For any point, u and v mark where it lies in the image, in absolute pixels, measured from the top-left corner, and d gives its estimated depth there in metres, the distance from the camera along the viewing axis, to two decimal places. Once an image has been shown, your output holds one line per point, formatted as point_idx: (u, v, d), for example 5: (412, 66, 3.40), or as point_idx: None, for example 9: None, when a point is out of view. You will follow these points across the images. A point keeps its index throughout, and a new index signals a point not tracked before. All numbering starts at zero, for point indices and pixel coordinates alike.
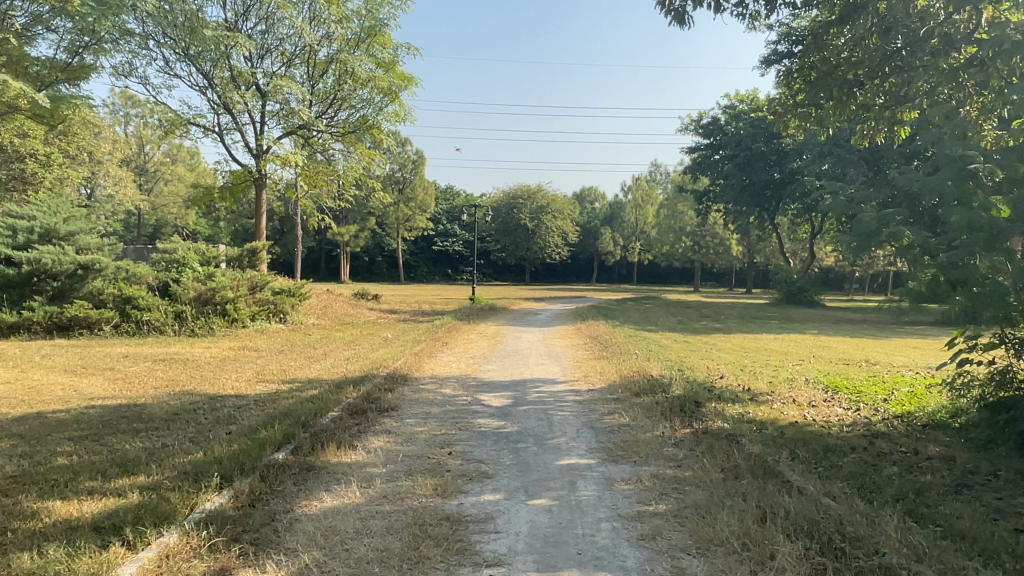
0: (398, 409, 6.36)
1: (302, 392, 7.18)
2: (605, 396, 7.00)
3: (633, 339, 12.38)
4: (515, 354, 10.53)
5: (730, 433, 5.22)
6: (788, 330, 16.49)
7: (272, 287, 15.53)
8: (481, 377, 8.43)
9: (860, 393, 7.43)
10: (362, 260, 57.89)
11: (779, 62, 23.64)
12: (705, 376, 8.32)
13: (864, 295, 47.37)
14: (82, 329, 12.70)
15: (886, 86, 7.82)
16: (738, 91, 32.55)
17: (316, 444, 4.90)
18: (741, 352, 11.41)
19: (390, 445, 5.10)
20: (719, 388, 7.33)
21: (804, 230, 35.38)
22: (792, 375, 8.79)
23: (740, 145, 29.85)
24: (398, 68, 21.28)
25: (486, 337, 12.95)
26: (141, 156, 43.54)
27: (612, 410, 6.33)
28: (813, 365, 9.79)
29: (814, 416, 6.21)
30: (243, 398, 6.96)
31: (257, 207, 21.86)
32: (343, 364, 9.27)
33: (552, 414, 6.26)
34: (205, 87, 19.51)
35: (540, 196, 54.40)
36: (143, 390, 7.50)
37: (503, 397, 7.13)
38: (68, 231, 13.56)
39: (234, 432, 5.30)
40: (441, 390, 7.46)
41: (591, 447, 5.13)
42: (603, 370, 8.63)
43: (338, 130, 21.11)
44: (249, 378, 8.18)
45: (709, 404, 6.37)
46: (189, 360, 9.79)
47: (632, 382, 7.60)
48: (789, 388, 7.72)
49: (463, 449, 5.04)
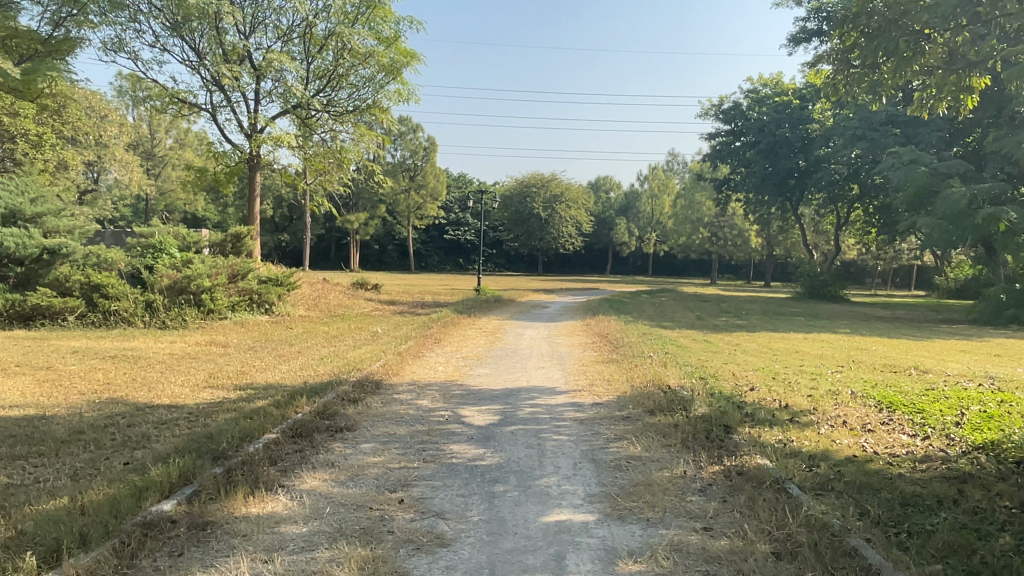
0: (355, 430, 5.13)
1: (250, 402, 5.99)
2: (612, 414, 5.75)
3: (647, 337, 11.12)
4: (513, 355, 9.30)
5: (775, 476, 3.94)
6: (816, 329, 15.12)
7: (257, 276, 14.40)
8: (468, 384, 7.19)
9: (923, 414, 6.12)
10: (371, 248, 56.87)
11: (808, 41, 22.12)
12: (730, 387, 7.04)
13: (888, 290, 45.56)
14: (44, 320, 11.60)
15: (964, 33, 6.32)
16: (761, 75, 30.99)
17: (224, 486, 3.69)
18: (769, 355, 10.09)
19: (327, 486, 3.88)
20: (752, 405, 6.07)
21: (828, 221, 33.85)
22: (834, 386, 7.48)
23: (762, 130, 28.35)
24: (401, 43, 19.97)
25: (485, 334, 11.68)
26: (149, 141, 42.72)
27: (619, 435, 5.07)
28: (856, 373, 8.48)
29: (874, 447, 4.97)
30: (178, 410, 5.80)
31: (251, 190, 20.67)
32: (314, 365, 8.08)
33: (546, 439, 5.02)
34: (196, 62, 18.39)
35: (555, 184, 52.92)
36: (63, 397, 6.32)
37: (488, 412, 5.88)
38: (35, 212, 12.50)
39: (130, 465, 4.13)
40: (416, 402, 6.22)
41: (591, 491, 3.88)
42: (612, 378, 7.37)
43: (337, 110, 19.86)
44: (196, 383, 6.98)
45: (741, 428, 5.09)
46: (142, 358, 8.61)
47: (645, 394, 6.36)
48: (835, 405, 6.43)
49: (420, 494, 3.80)
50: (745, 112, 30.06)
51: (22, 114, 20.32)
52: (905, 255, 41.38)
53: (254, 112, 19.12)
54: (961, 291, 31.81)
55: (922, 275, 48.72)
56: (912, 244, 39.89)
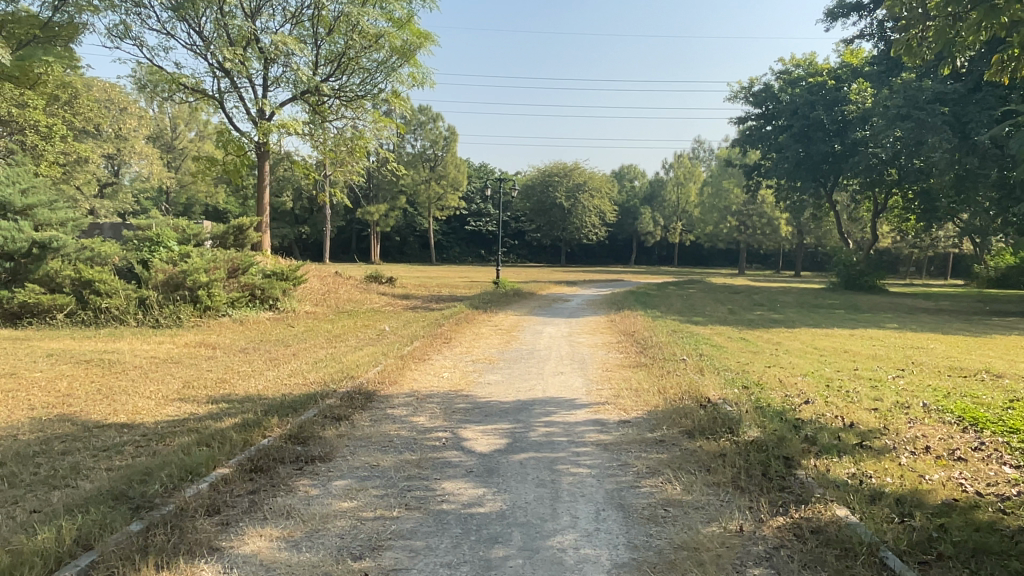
0: (329, 460, 4.23)
1: (218, 421, 5.12)
2: (642, 437, 4.78)
3: (678, 336, 10.08)
4: (529, 358, 8.35)
5: (866, 540, 2.96)
6: (860, 324, 13.91)
7: (260, 270, 13.60)
8: (474, 395, 6.27)
9: (1020, 435, 5.08)
10: (392, 240, 56.23)
11: (847, 16, 20.80)
12: (780, 399, 6.03)
13: (924, 279, 43.77)
14: (32, 319, 10.90)
15: None
16: (793, 55, 29.49)
17: (132, 555, 2.80)
18: (816, 356, 9.03)
19: (273, 551, 2.97)
20: (810, 424, 5.09)
21: (864, 209, 32.35)
22: (901, 397, 6.43)
23: (795, 113, 26.99)
24: (414, 24, 18.85)
25: (500, 333, 10.73)
26: (170, 133, 42.35)
27: (652, 468, 4.11)
28: (922, 379, 7.40)
29: (974, 485, 3.99)
30: (133, 432, 4.94)
31: (261, 180, 19.85)
32: (304, 371, 7.20)
33: (563, 473, 4.06)
34: (201, 46, 17.63)
35: (577, 173, 51.67)
36: (7, 411, 5.49)
37: (494, 434, 4.93)
38: (26, 204, 11.78)
39: (31, 516, 3.25)
40: (412, 420, 5.29)
41: (618, 559, 2.93)
42: (641, 387, 6.38)
43: (348, 96, 18.89)
44: (166, 395, 6.13)
45: (804, 460, 4.09)
46: (118, 362, 7.79)
47: (681, 411, 5.38)
48: (909, 423, 5.40)
49: (391, 565, 2.87)
50: (777, 94, 28.70)
51: (30, 104, 19.80)
52: (942, 244, 39.76)
53: (262, 98, 18.32)
54: (1003, 281, 30.31)
55: (958, 265, 46.95)
56: (949, 232, 38.26)
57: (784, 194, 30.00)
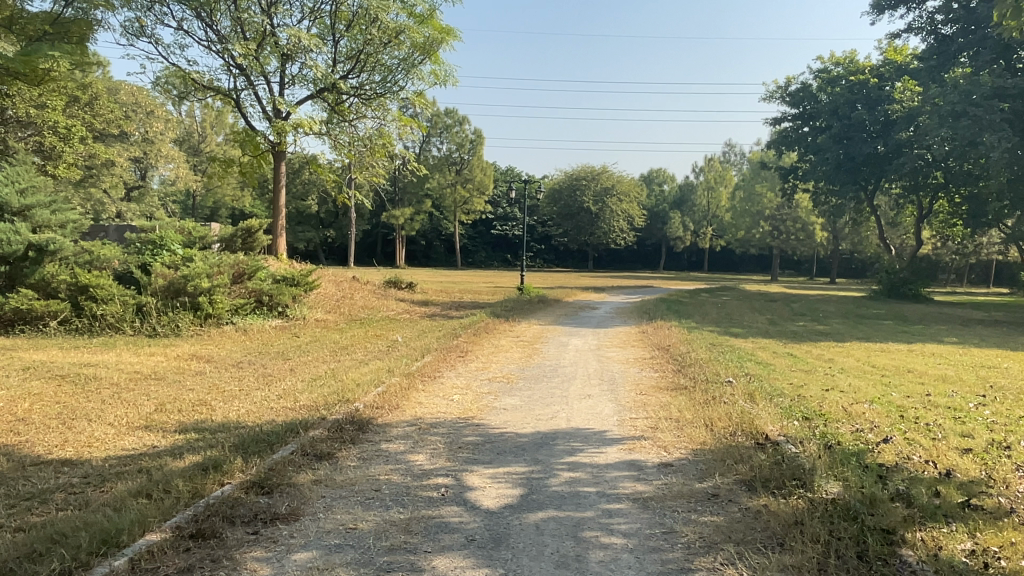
0: (294, 521, 3.35)
1: (176, 459, 4.28)
2: (692, 490, 3.83)
3: (717, 351, 9.08)
4: (552, 376, 7.45)
5: None
6: (915, 338, 12.72)
7: (270, 274, 12.87)
8: (487, 424, 5.36)
9: None
10: (418, 244, 55.62)
11: (895, 8, 19.62)
12: (851, 435, 5.02)
13: (968, 288, 41.91)
14: (24, 325, 10.30)
15: None
16: (832, 53, 28.20)
17: None
18: (877, 376, 7.97)
19: None
20: (902, 475, 4.07)
21: (906, 213, 30.85)
22: (995, 433, 5.39)
23: (835, 113, 25.66)
24: (436, 19, 18.08)
25: (521, 345, 9.80)
26: (197, 136, 42.23)
27: (708, 540, 3.16)
28: (1011, 409, 6.32)
29: None
30: (75, 472, 4.11)
31: (277, 183, 19.15)
32: (297, 392, 6.36)
33: (591, 546, 3.12)
34: (217, 43, 16.95)
35: (606, 177, 50.62)
36: None
37: (505, 482, 4.00)
38: (24, 205, 11.15)
39: None
40: (409, 458, 4.40)
41: None
42: (683, 419, 5.39)
43: (368, 94, 18.09)
44: (133, 421, 5.31)
45: (908, 533, 3.12)
46: (96, 378, 7.03)
47: (735, 453, 4.41)
48: (1017, 471, 4.39)
49: None
50: (815, 93, 27.37)
51: (49, 105, 19.36)
52: (986, 251, 37.97)
53: (278, 96, 17.66)
54: None
55: (1002, 273, 44.97)
56: (994, 237, 36.44)
57: (822, 197, 28.65)
